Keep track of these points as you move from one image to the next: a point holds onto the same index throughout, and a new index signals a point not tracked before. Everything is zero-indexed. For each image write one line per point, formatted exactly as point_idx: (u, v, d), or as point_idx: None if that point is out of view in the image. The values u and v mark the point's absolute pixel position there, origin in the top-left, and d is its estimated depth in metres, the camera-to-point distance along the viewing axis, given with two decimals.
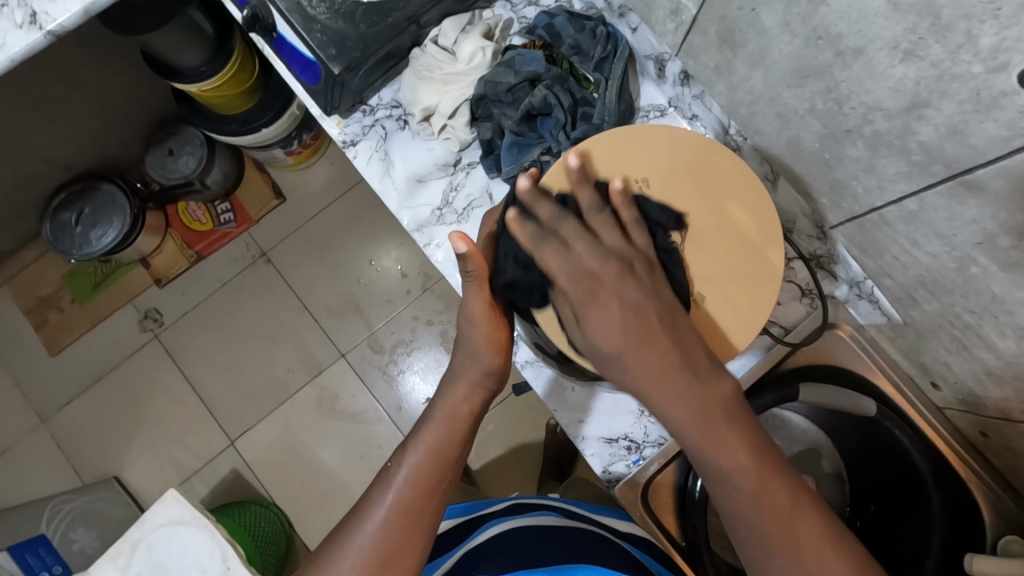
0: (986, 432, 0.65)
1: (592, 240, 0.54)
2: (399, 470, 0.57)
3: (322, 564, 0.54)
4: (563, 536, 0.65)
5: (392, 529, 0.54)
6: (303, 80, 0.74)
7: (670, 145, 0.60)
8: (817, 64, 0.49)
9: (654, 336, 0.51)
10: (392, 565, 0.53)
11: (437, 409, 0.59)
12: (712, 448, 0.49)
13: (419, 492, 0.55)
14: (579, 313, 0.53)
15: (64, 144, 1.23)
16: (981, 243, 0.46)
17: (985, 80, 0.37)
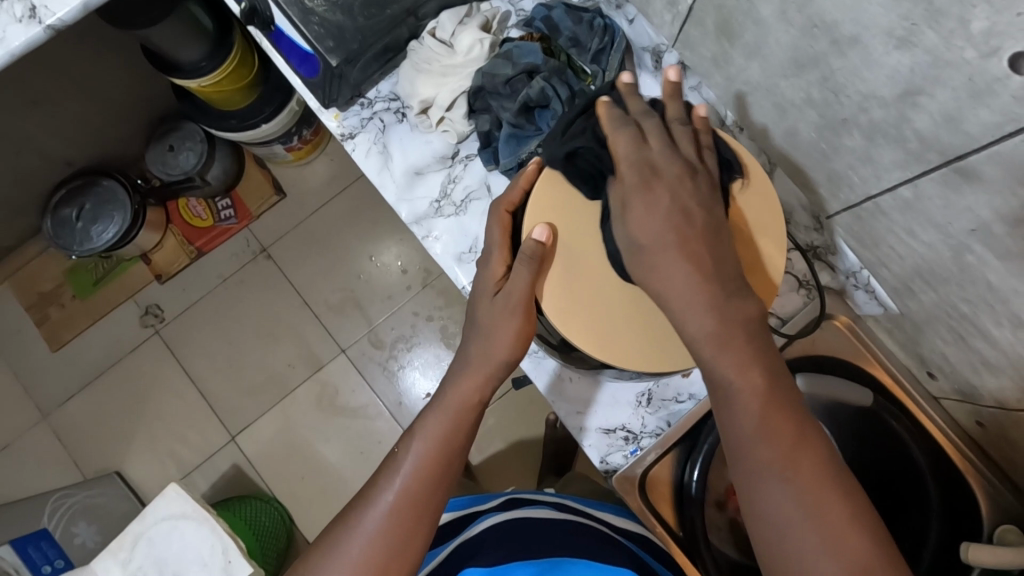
0: (983, 422, 0.65)
1: (668, 141, 0.56)
2: (407, 460, 0.57)
3: (325, 552, 0.54)
4: (566, 531, 0.65)
5: (399, 519, 0.54)
6: (302, 73, 0.74)
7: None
8: (812, 53, 0.49)
9: (692, 238, 0.51)
10: (397, 555, 0.53)
11: (444, 400, 0.60)
12: (731, 364, 0.48)
13: (425, 481, 0.56)
14: (627, 202, 0.53)
15: (64, 139, 1.23)
16: (976, 231, 0.46)
17: (979, 65, 0.38)
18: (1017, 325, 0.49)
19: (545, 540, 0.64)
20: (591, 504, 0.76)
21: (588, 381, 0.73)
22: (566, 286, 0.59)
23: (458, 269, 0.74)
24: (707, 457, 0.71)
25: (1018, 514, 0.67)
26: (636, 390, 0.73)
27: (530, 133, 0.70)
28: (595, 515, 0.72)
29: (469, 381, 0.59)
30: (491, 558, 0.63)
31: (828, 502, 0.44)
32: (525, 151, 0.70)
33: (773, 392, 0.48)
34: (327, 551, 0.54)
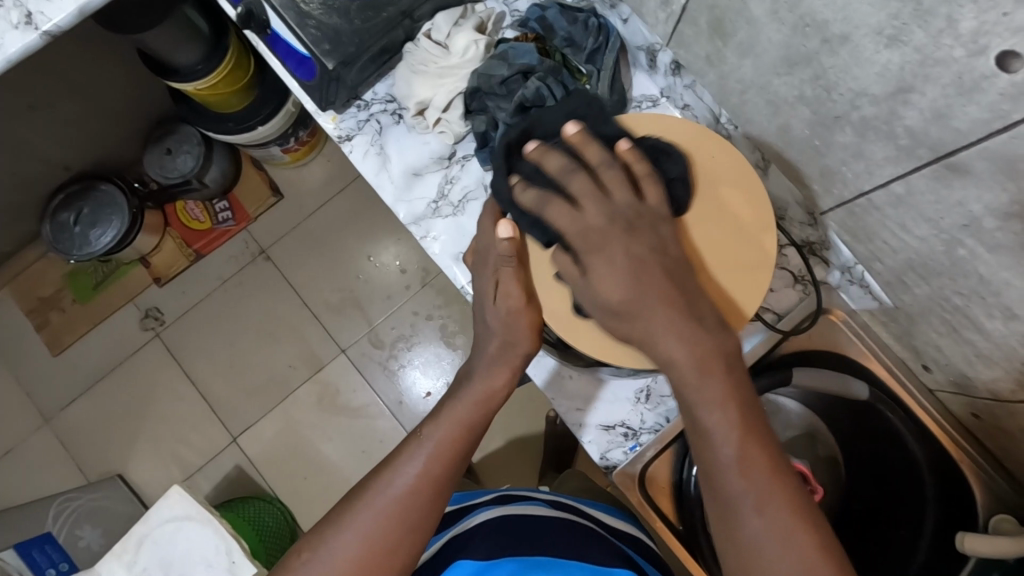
0: (978, 413, 0.65)
1: (603, 197, 0.52)
2: (430, 442, 0.58)
3: (339, 521, 0.55)
4: (560, 525, 0.67)
5: (417, 498, 0.55)
6: (298, 77, 0.74)
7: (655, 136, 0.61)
8: (804, 52, 0.50)
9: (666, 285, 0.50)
10: (409, 534, 0.55)
11: (469, 394, 0.61)
12: (709, 402, 0.48)
13: (445, 465, 0.58)
14: (585, 266, 0.52)
15: (61, 143, 1.23)
16: (967, 225, 0.47)
17: (966, 63, 0.38)
18: (1009, 317, 0.50)
19: (537, 533, 0.65)
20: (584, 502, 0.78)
21: (585, 379, 0.73)
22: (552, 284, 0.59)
23: (456, 268, 0.74)
24: None
25: (1015, 505, 0.68)
26: (635, 386, 0.73)
27: None
28: (585, 513, 0.73)
29: (494, 376, 0.61)
30: (483, 550, 0.64)
31: (785, 509, 0.45)
32: None
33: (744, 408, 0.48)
34: (341, 521, 0.55)
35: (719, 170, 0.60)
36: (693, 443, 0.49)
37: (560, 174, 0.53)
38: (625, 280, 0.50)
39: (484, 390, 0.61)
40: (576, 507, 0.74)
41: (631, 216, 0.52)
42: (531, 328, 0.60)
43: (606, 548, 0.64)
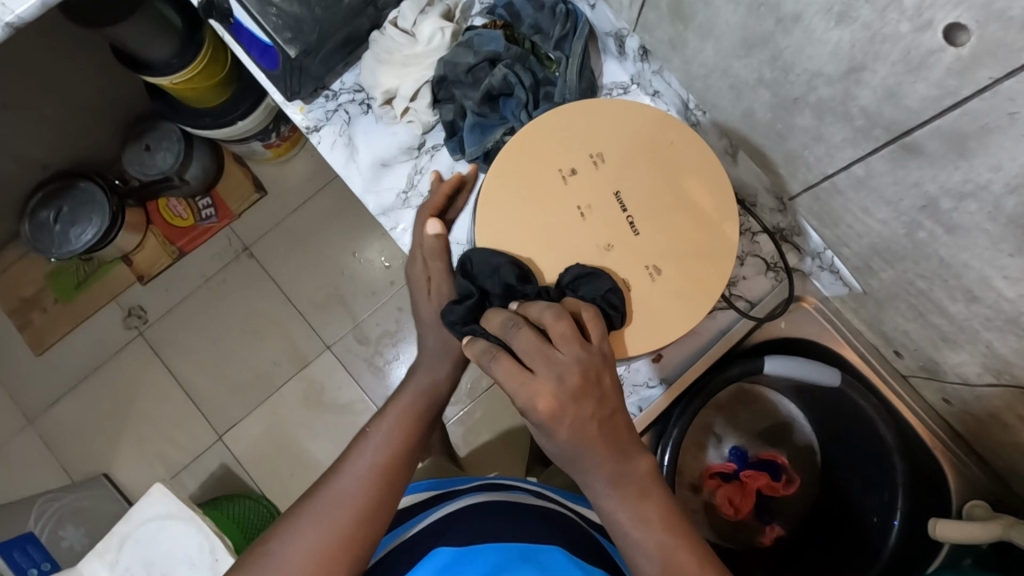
0: (948, 398, 0.65)
1: (548, 351, 0.49)
2: (377, 435, 0.60)
3: (300, 516, 0.54)
4: (539, 515, 0.65)
5: (371, 485, 0.56)
6: (263, 66, 0.73)
7: (613, 124, 0.60)
8: (761, 33, 0.49)
9: (604, 433, 0.49)
10: (373, 521, 0.55)
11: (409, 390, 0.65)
12: (644, 536, 0.50)
13: (395, 454, 0.59)
14: (540, 426, 0.49)
15: (36, 141, 1.22)
16: (925, 207, 0.46)
17: (913, 39, 0.38)
18: (971, 299, 0.49)
19: (515, 523, 0.62)
20: (569, 496, 0.75)
21: None
22: None
23: None
24: (676, 441, 0.72)
25: (988, 489, 0.68)
26: None
27: (495, 121, 0.70)
28: (566, 504, 0.71)
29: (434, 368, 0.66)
30: (462, 537, 0.61)
31: None
32: (489, 140, 0.69)
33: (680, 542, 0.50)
34: (303, 515, 0.54)
35: (680, 157, 0.60)
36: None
37: (504, 330, 0.50)
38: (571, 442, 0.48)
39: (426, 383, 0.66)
40: (556, 498, 0.71)
41: (581, 371, 0.48)
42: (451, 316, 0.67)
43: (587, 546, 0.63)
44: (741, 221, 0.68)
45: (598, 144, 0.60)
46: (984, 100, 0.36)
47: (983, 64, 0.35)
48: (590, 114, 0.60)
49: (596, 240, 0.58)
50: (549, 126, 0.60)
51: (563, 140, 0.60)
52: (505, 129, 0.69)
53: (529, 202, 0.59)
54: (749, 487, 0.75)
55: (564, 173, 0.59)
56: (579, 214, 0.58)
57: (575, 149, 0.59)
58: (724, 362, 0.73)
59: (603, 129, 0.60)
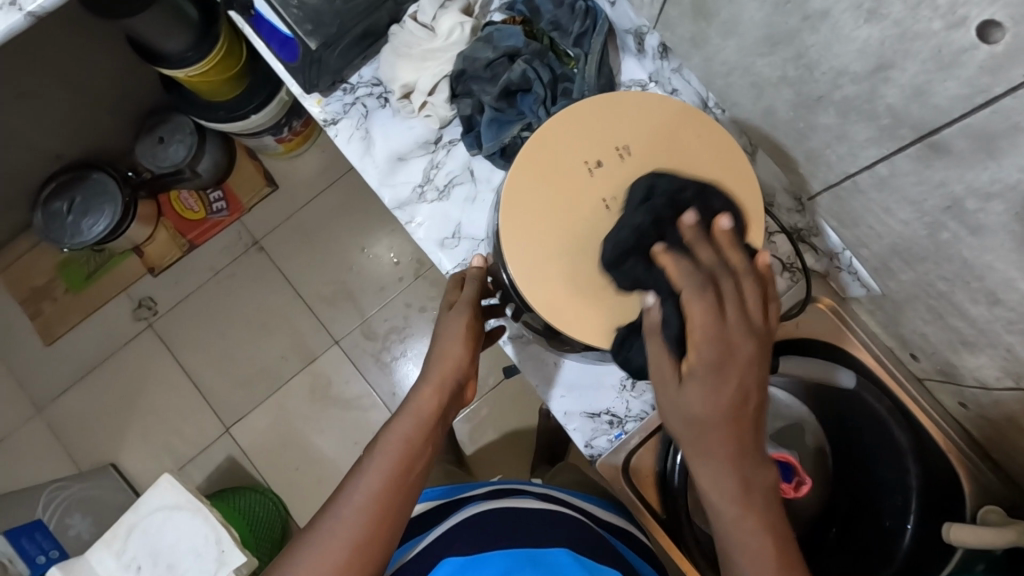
0: (964, 402, 0.64)
1: (741, 307, 0.48)
2: (372, 461, 0.56)
3: (311, 533, 0.54)
4: (544, 518, 0.65)
5: (367, 519, 0.54)
6: (282, 59, 0.74)
7: (639, 117, 0.60)
8: (786, 30, 0.49)
9: (743, 430, 0.49)
10: (373, 549, 0.53)
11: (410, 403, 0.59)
12: (747, 520, 0.49)
13: (391, 482, 0.55)
14: (690, 374, 0.47)
15: (52, 132, 1.23)
16: (949, 207, 0.46)
17: (945, 36, 0.38)
18: (993, 302, 0.49)
19: (526, 526, 0.63)
20: (574, 496, 0.75)
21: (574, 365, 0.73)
22: (532, 265, 0.58)
23: (441, 254, 0.74)
24: None
25: (1002, 495, 0.68)
26: (620, 374, 0.73)
27: (512, 117, 0.69)
28: (576, 505, 0.71)
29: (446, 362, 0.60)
30: (471, 543, 0.61)
31: None
32: (507, 135, 0.69)
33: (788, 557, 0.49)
34: (313, 532, 0.54)
35: (700, 152, 0.59)
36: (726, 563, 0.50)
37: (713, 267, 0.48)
38: (720, 400, 0.47)
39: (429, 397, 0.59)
40: (563, 498, 0.72)
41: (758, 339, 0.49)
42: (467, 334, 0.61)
43: (597, 544, 0.63)
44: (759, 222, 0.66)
45: (625, 137, 0.59)
46: (1015, 98, 0.36)
47: (1016, 62, 0.35)
48: (616, 108, 0.60)
49: None
50: (574, 118, 0.59)
51: (587, 132, 0.59)
52: (523, 125, 0.69)
53: (553, 193, 0.58)
54: None
55: (589, 165, 0.58)
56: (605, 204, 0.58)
57: (602, 140, 0.59)
58: None
59: (630, 122, 0.59)
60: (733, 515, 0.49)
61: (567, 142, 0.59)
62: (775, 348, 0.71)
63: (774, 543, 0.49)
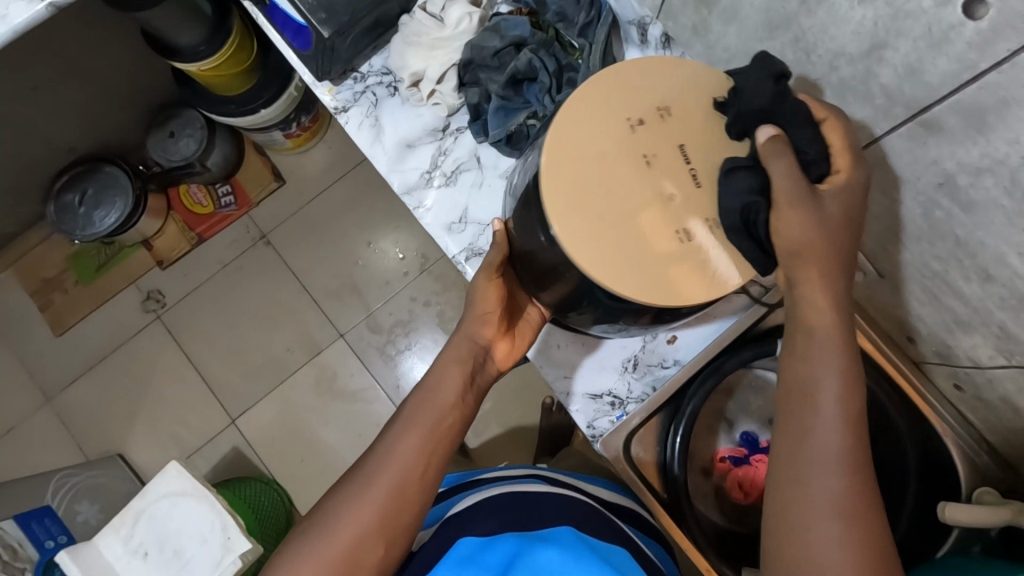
0: (959, 384, 0.66)
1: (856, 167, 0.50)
2: (401, 430, 0.58)
3: (338, 499, 0.55)
4: (556, 502, 0.65)
5: (394, 488, 0.55)
6: (295, 47, 0.76)
7: (686, 76, 0.52)
8: (784, 14, 0.51)
9: (848, 351, 0.48)
10: (400, 517, 0.55)
11: (434, 374, 0.61)
12: (827, 363, 0.48)
13: (417, 451, 0.57)
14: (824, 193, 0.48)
15: (66, 125, 1.25)
16: (942, 184, 0.48)
17: (935, 14, 0.40)
18: (985, 279, 0.50)
19: (535, 509, 0.64)
20: (582, 479, 0.77)
21: (577, 347, 0.75)
22: (571, 228, 0.49)
23: (448, 238, 0.75)
24: (689, 418, 0.72)
25: (997, 478, 0.69)
26: (622, 355, 0.75)
27: (518, 105, 0.71)
28: (581, 488, 0.72)
29: (472, 331, 0.63)
30: (488, 525, 0.61)
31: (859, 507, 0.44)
32: (513, 123, 0.71)
33: (865, 484, 0.45)
34: (340, 499, 0.55)
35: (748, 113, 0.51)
36: (795, 406, 0.48)
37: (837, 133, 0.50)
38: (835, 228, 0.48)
39: (455, 368, 0.61)
40: (572, 482, 0.73)
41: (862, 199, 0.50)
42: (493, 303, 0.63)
43: (607, 529, 0.64)
44: None
45: (669, 94, 0.51)
46: (1002, 72, 0.38)
47: (1003, 37, 0.37)
48: (654, 66, 0.52)
49: (664, 200, 0.49)
50: (611, 77, 0.51)
51: (626, 91, 0.51)
52: (528, 113, 0.71)
53: (593, 157, 0.50)
54: (761, 471, 0.74)
55: (631, 124, 0.50)
56: (660, 169, 0.49)
57: (645, 98, 0.51)
58: (735, 347, 0.74)
59: (673, 81, 0.51)
60: (822, 417, 0.46)
61: (606, 99, 0.51)
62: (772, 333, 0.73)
63: (846, 417, 0.46)
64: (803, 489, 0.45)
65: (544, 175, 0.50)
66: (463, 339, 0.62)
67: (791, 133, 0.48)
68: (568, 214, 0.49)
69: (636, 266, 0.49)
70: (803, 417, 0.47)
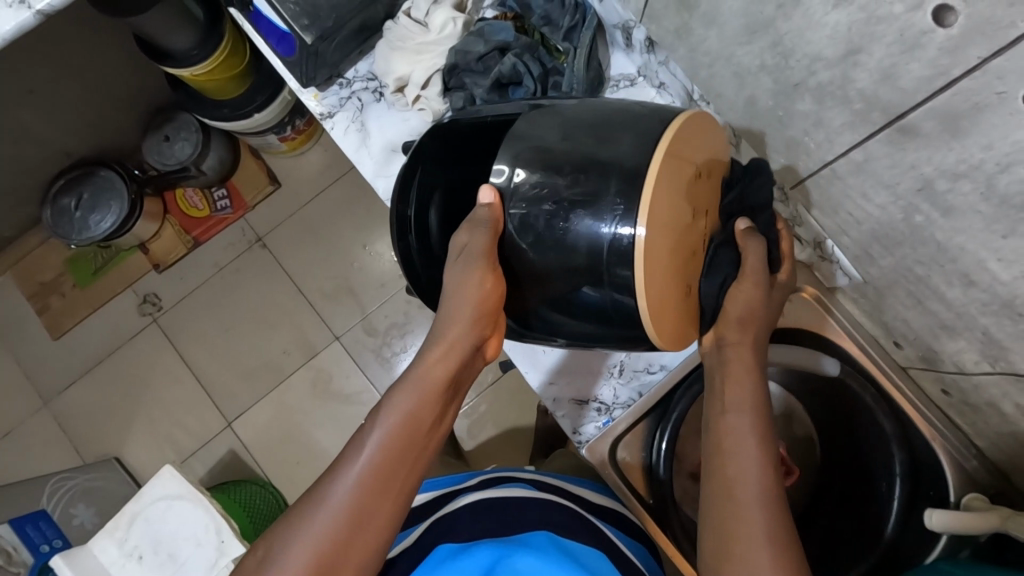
0: (947, 389, 0.65)
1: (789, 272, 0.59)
2: (376, 433, 0.50)
3: (296, 517, 0.48)
4: (539, 511, 0.64)
5: (365, 503, 0.48)
6: (280, 53, 0.76)
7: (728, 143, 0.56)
8: (762, 19, 0.51)
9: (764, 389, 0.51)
10: (371, 536, 0.48)
11: (417, 370, 0.52)
12: (742, 399, 0.50)
13: (393, 461, 0.49)
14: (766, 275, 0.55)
15: (61, 130, 1.26)
16: (921, 190, 0.47)
17: (907, 19, 0.39)
18: (967, 284, 0.50)
19: (517, 519, 0.63)
20: (569, 480, 0.74)
21: (564, 356, 0.76)
22: (649, 248, 0.48)
23: None
24: (676, 424, 0.72)
25: (986, 482, 0.68)
26: (609, 361, 0.75)
27: None
28: (566, 492, 0.70)
29: (457, 327, 0.52)
30: (467, 534, 0.62)
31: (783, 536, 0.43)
32: None
33: (786, 521, 0.44)
34: (298, 518, 0.48)
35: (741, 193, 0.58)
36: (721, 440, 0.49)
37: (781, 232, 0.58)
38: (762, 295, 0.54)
39: (443, 366, 0.52)
40: (558, 485, 0.71)
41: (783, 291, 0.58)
42: (491, 295, 0.52)
43: (588, 535, 0.63)
44: None
45: (716, 155, 0.54)
46: (974, 79, 0.38)
47: (973, 42, 0.37)
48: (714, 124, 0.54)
49: (693, 249, 0.52)
50: (698, 122, 0.52)
51: (702, 140, 0.52)
52: None
53: (678, 189, 0.49)
54: None
55: (698, 172, 0.52)
56: (709, 223, 0.53)
57: (710, 151, 0.53)
58: None
59: (721, 142, 0.55)
60: (743, 451, 0.47)
61: (692, 140, 0.51)
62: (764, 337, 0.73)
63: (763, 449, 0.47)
64: (733, 514, 0.45)
65: (645, 207, 0.47)
66: (454, 331, 0.52)
67: (762, 228, 0.56)
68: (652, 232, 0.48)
69: (672, 309, 0.51)
70: (729, 454, 0.48)
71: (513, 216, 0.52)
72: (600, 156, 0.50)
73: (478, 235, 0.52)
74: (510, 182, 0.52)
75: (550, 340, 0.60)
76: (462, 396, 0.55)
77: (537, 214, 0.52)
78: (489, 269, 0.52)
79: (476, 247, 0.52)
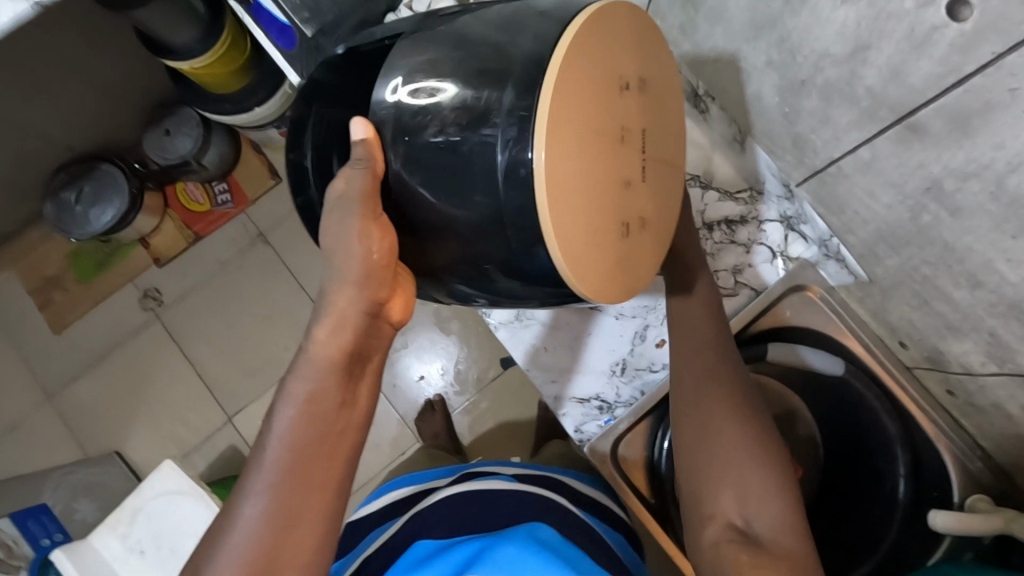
0: (952, 389, 0.64)
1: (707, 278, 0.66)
2: (276, 435, 0.46)
3: (213, 538, 0.45)
4: (515, 502, 0.66)
5: (279, 511, 0.44)
6: (281, 47, 0.75)
7: (663, 62, 0.50)
8: (770, 14, 0.50)
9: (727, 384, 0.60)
10: (297, 543, 0.45)
11: (309, 353, 0.47)
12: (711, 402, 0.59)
13: (302, 460, 0.45)
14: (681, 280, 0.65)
15: (64, 123, 1.25)
16: (929, 189, 0.46)
17: (917, 14, 0.39)
18: (975, 285, 0.49)
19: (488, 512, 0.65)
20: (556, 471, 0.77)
21: (563, 352, 0.75)
22: (560, 158, 0.42)
23: None
24: None
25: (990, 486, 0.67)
26: (612, 359, 0.74)
27: None
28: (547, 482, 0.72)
29: (341, 296, 0.46)
30: (441, 530, 0.64)
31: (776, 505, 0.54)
32: None
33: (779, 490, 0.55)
34: (214, 540, 0.45)
35: (675, 123, 0.52)
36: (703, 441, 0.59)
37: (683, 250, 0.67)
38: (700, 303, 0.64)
39: (335, 344, 0.46)
40: (538, 475, 0.73)
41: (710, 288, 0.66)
42: (385, 250, 0.46)
43: (564, 520, 0.64)
44: (750, 208, 0.72)
45: (646, 66, 0.48)
46: (985, 75, 0.37)
47: (985, 39, 0.36)
48: (644, 31, 0.48)
49: (620, 168, 0.46)
50: (619, 18, 0.45)
51: (626, 40, 0.46)
52: None
53: (594, 94, 0.44)
54: None
55: (625, 82, 0.46)
56: (629, 151, 0.47)
57: (628, 60, 0.46)
58: None
59: (654, 52, 0.49)
60: (728, 445, 0.57)
61: (614, 36, 0.45)
62: (758, 338, 0.74)
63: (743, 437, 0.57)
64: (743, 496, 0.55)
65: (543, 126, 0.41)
66: (339, 301, 0.46)
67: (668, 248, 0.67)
68: (556, 143, 0.42)
69: (592, 252, 0.45)
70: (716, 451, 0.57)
71: (394, 151, 0.47)
72: (497, 64, 0.44)
73: (354, 178, 0.46)
74: (390, 107, 0.47)
75: (472, 302, 0.56)
76: (376, 367, 0.50)
77: (424, 139, 0.46)
78: (371, 216, 0.46)
79: (355, 204, 0.46)
